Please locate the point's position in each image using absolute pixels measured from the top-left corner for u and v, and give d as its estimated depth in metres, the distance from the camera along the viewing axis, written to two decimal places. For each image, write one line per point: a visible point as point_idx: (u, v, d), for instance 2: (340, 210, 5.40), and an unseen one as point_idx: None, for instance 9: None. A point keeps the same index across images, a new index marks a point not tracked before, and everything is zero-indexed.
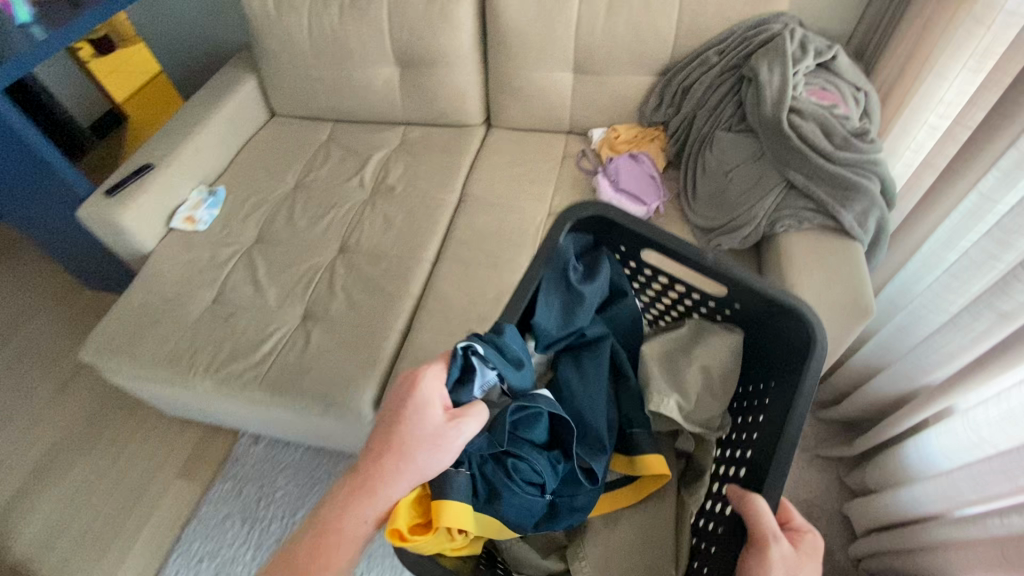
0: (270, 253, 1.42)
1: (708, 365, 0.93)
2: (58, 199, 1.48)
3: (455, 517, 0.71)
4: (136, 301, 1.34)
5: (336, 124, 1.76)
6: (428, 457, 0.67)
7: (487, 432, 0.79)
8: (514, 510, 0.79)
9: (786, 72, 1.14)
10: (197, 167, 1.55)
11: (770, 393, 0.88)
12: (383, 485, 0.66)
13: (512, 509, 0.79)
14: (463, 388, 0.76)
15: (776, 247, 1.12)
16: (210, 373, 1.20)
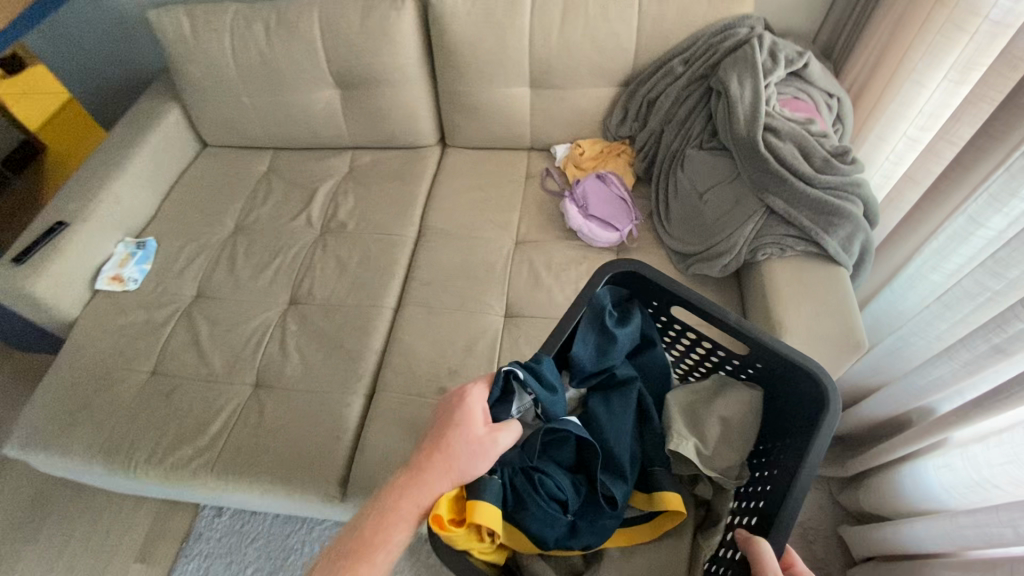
0: (213, 311, 1.28)
1: (728, 417, 0.86)
2: None
3: (490, 519, 0.67)
4: (64, 381, 1.20)
5: (276, 152, 1.61)
6: (468, 464, 0.64)
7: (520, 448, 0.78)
8: (536, 527, 0.74)
9: (758, 86, 1.06)
10: (121, 217, 1.39)
11: (777, 457, 0.82)
12: (423, 488, 0.62)
13: (535, 525, 0.74)
14: (502, 407, 0.75)
15: (758, 276, 1.05)
16: (154, 462, 1.08)
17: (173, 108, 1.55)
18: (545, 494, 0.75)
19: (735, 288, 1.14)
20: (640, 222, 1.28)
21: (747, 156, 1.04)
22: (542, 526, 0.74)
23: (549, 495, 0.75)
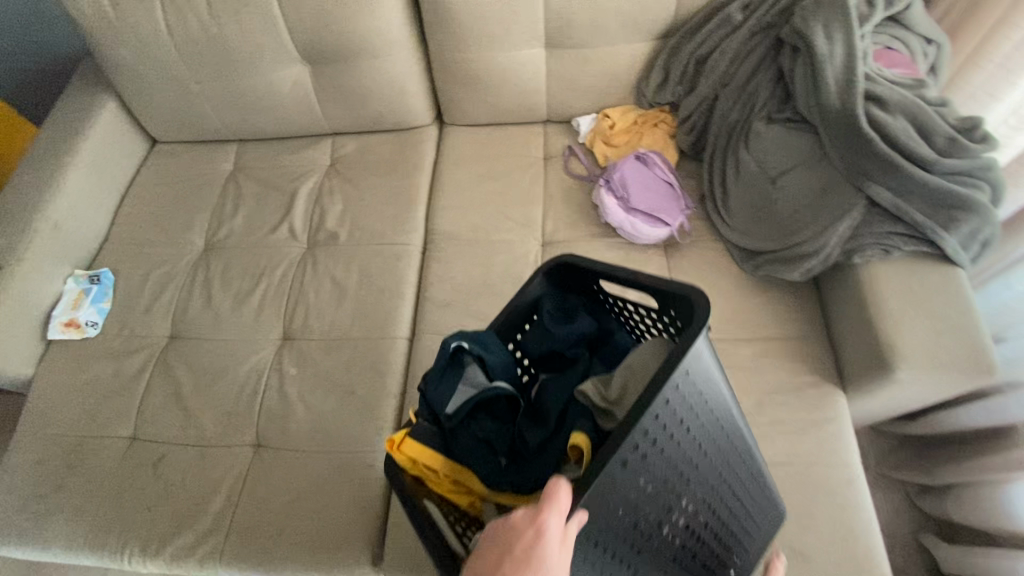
0: (192, 356, 1.08)
1: (632, 365, 0.62)
2: None
3: (415, 449, 0.67)
4: (28, 459, 1.01)
5: (241, 145, 1.35)
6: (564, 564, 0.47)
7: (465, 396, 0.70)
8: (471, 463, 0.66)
9: (853, 40, 0.84)
10: (65, 247, 1.15)
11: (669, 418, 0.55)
12: None
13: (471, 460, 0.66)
14: (440, 379, 0.70)
15: (852, 282, 0.86)
16: (150, 552, 0.91)
17: (108, 102, 1.26)
18: (469, 434, 0.67)
19: (813, 295, 0.97)
20: (694, 210, 1.07)
21: (842, 133, 0.83)
22: (469, 465, 0.66)
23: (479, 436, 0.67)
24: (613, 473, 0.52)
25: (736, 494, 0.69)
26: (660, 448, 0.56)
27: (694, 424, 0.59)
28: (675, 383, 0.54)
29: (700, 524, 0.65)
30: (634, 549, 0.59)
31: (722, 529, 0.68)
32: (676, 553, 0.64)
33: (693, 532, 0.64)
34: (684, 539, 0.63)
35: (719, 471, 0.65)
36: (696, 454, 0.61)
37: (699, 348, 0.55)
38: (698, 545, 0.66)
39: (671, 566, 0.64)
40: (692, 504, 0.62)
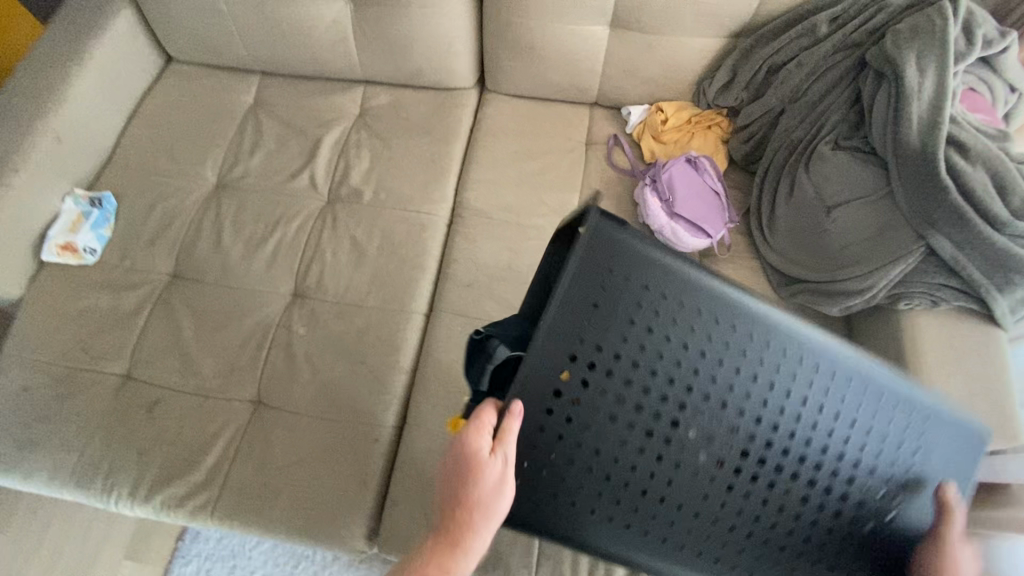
0: (196, 300, 1.03)
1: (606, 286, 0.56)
2: None
3: None
4: (13, 384, 0.96)
5: (264, 78, 1.25)
6: (498, 469, 0.51)
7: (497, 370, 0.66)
8: None
9: (946, 78, 0.80)
10: (65, 163, 1.07)
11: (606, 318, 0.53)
12: (478, 501, 0.52)
13: None
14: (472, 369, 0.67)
15: (891, 328, 0.84)
16: (140, 496, 0.90)
17: (124, 9, 1.15)
18: None
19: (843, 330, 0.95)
20: (736, 224, 1.03)
21: (916, 175, 0.80)
22: None
23: None
24: (545, 384, 0.53)
25: (821, 410, 0.55)
26: (607, 351, 0.53)
27: (666, 324, 0.54)
28: (590, 284, 0.53)
29: (763, 450, 0.54)
30: (662, 482, 0.53)
31: (818, 457, 0.55)
32: (741, 490, 0.54)
33: (753, 461, 0.53)
34: (742, 472, 0.53)
35: (763, 380, 0.54)
36: (698, 358, 0.54)
37: (603, 243, 0.53)
38: (775, 478, 0.54)
39: (748, 510, 0.54)
40: (721, 422, 0.53)
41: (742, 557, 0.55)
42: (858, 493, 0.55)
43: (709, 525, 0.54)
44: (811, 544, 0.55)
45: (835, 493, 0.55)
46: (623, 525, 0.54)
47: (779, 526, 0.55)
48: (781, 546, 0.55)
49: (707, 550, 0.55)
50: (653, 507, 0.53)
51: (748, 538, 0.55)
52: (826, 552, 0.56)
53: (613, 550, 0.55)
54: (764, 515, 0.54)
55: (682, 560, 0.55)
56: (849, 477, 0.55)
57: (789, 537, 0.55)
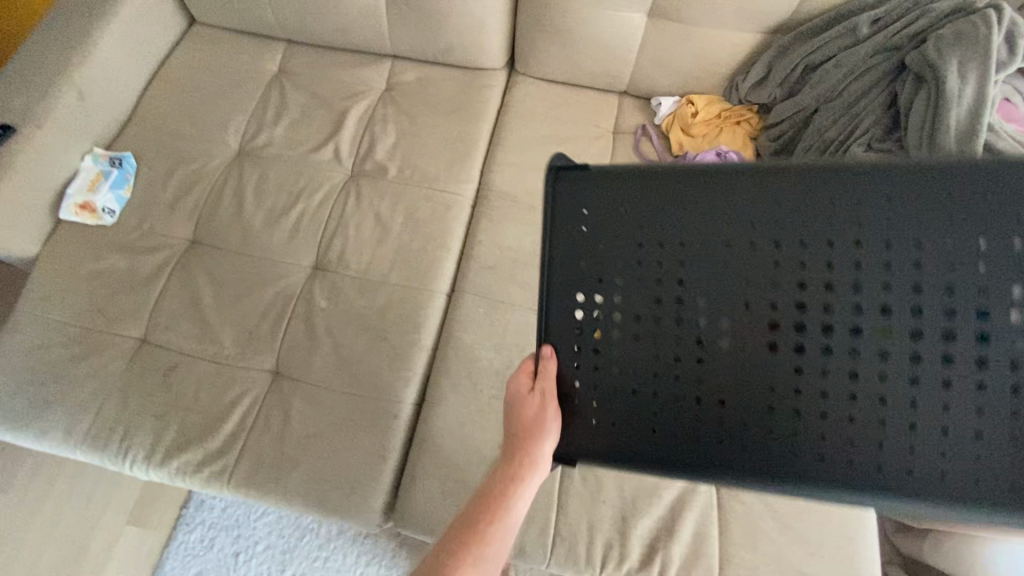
0: (215, 266, 1.02)
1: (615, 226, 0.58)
2: None
3: None
4: (27, 341, 0.96)
5: (290, 47, 1.23)
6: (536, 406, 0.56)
7: None
8: None
9: (988, 85, 0.80)
10: (86, 122, 1.06)
11: (608, 256, 0.54)
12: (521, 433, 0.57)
13: None
14: None
15: None
16: (155, 459, 0.89)
17: None
18: None
19: None
20: None
21: None
22: None
23: None
24: (567, 331, 0.56)
25: (886, 245, 0.44)
26: (608, 273, 0.54)
27: (659, 229, 0.52)
28: (579, 232, 0.56)
29: (819, 314, 0.46)
30: (711, 381, 0.49)
31: (900, 302, 0.43)
32: (809, 367, 0.46)
33: (810, 332, 0.46)
34: (803, 347, 0.46)
35: (787, 240, 0.48)
36: (703, 248, 0.50)
37: (574, 193, 0.56)
38: (846, 341, 0.45)
39: (835, 393, 0.45)
40: (749, 301, 0.48)
41: (875, 453, 0.44)
42: (986, 327, 0.41)
43: (798, 421, 0.46)
44: (953, 410, 0.42)
45: (950, 335, 0.42)
46: (697, 438, 0.49)
47: (889, 398, 0.43)
48: (911, 424, 0.43)
49: (818, 451, 0.45)
50: (719, 413, 0.49)
51: (859, 425, 0.44)
52: (986, 416, 0.41)
53: (706, 471, 0.49)
54: (861, 392, 0.44)
55: (799, 472, 0.46)
56: (958, 311, 0.42)
57: (919, 410, 0.43)
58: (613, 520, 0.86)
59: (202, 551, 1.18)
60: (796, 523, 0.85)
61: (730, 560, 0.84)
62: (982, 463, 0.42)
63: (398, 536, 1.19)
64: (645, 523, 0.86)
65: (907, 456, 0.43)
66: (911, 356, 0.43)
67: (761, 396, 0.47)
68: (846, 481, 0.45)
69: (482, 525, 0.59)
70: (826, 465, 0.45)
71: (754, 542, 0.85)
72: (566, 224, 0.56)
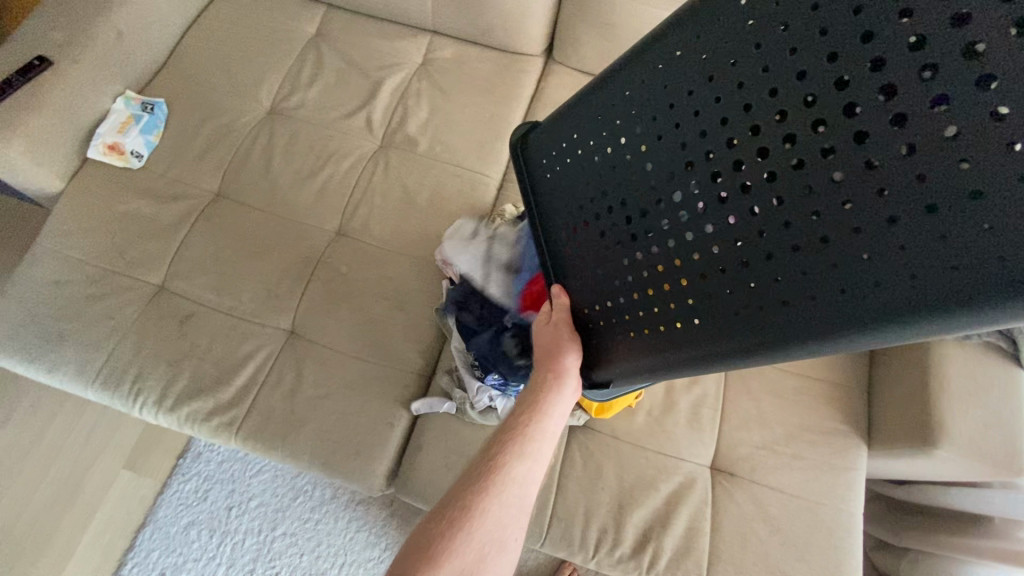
0: (238, 221, 1.02)
1: None
2: None
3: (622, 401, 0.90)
4: (46, 276, 0.96)
5: (329, 11, 1.23)
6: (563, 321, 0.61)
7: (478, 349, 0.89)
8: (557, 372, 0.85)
9: None
10: (121, 64, 1.06)
11: (556, 192, 0.61)
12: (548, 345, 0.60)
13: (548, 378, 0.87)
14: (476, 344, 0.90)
15: (923, 353, 0.88)
16: (165, 403, 0.90)
17: None
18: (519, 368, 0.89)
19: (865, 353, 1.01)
20: None
21: None
22: None
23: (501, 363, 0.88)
24: (555, 262, 0.62)
25: (768, 57, 0.36)
26: (580, 202, 0.57)
27: (596, 143, 0.54)
28: (540, 183, 0.64)
29: (728, 152, 0.39)
30: (674, 264, 0.45)
31: (790, 103, 0.35)
32: (733, 214, 0.39)
33: (723, 176, 0.40)
34: (727, 192, 0.40)
35: (682, 91, 0.43)
36: (627, 140, 0.49)
37: (531, 159, 0.67)
38: (755, 169, 0.37)
39: (776, 234, 0.37)
40: (671, 168, 0.44)
41: (752, 307, 0.39)
42: (892, 85, 0.30)
43: (751, 279, 0.39)
44: (894, 194, 0.30)
45: (853, 110, 0.32)
46: (681, 325, 0.45)
47: (822, 212, 0.34)
48: (860, 230, 0.32)
49: (783, 306, 0.37)
50: (687, 295, 0.44)
51: (802, 263, 0.35)
52: (941, 183, 0.28)
53: (692, 361, 0.45)
54: (720, 245, 0.41)
55: (779, 339, 0.38)
56: (856, 69, 0.31)
57: (860, 215, 0.32)
58: (610, 507, 0.88)
59: (196, 502, 1.19)
60: (787, 528, 0.88)
61: (719, 556, 0.86)
62: (975, 241, 0.27)
63: (391, 505, 1.21)
64: (640, 513, 0.88)
65: (878, 277, 0.31)
66: (823, 152, 0.33)
67: (660, 268, 0.47)
68: (793, 342, 0.37)
69: (521, 426, 0.59)
70: (805, 319, 0.36)
71: (744, 542, 0.87)
72: (532, 184, 0.66)
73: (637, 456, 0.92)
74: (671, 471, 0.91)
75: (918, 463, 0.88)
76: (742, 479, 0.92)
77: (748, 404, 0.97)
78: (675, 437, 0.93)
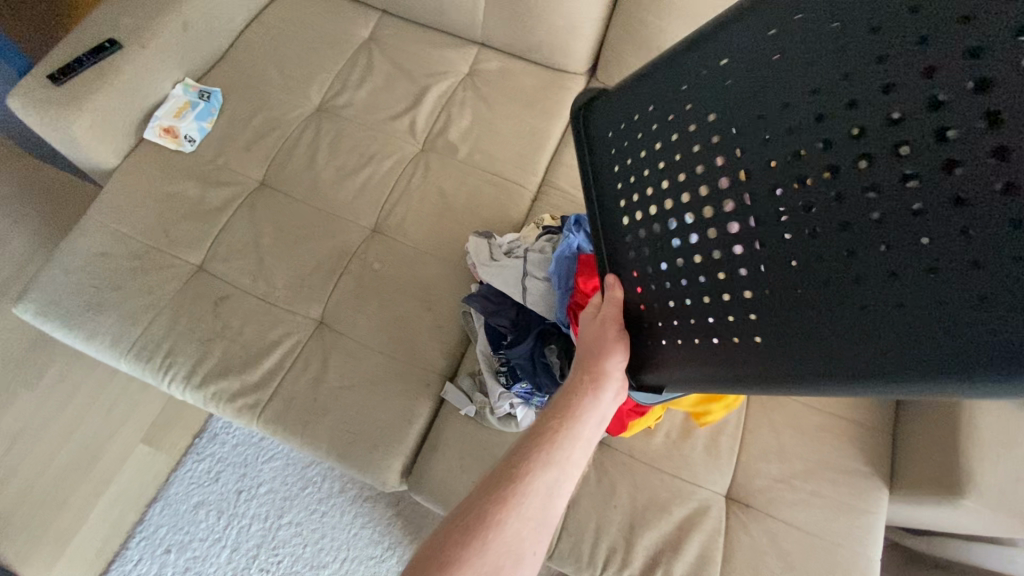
0: (279, 211, 1.05)
1: None
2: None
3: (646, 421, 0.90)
4: (93, 246, 1.00)
5: (383, 17, 1.27)
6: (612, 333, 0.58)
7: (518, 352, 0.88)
8: None
9: None
10: (185, 52, 1.11)
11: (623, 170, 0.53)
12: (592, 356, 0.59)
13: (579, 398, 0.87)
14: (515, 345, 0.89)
15: (953, 400, 0.86)
16: (193, 380, 0.92)
17: None
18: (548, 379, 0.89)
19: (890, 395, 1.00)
20: None
21: None
22: None
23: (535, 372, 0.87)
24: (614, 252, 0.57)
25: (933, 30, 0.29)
26: (634, 189, 0.52)
27: (674, 121, 0.46)
28: (605, 157, 0.56)
29: (825, 145, 0.34)
30: (738, 273, 0.41)
31: (952, 91, 0.28)
32: (821, 226, 0.35)
33: (814, 179, 0.35)
34: (822, 191, 0.34)
35: (773, 71, 0.37)
36: (699, 127, 0.44)
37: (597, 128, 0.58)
38: (887, 169, 0.31)
39: (907, 245, 0.31)
40: (766, 157, 0.38)
41: (859, 327, 0.34)
42: None
43: (838, 296, 0.35)
44: None
45: None
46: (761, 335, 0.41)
47: (974, 229, 0.28)
48: (980, 265, 0.28)
49: (872, 334, 0.33)
50: (768, 306, 0.40)
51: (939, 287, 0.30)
52: None
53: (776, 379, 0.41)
54: (828, 252, 0.35)
55: (858, 367, 0.35)
56: None
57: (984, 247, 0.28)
58: (621, 526, 0.87)
59: (208, 482, 1.20)
60: (800, 566, 0.86)
61: None
62: None
63: (397, 505, 1.21)
64: (652, 536, 0.87)
65: (996, 325, 0.28)
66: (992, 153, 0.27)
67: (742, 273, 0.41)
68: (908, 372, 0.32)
69: (549, 432, 0.60)
70: (893, 352, 0.33)
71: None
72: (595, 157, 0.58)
73: (652, 478, 0.91)
74: (685, 496, 0.90)
75: (940, 513, 0.86)
76: (756, 511, 0.90)
77: (767, 435, 0.96)
78: (692, 462, 0.92)
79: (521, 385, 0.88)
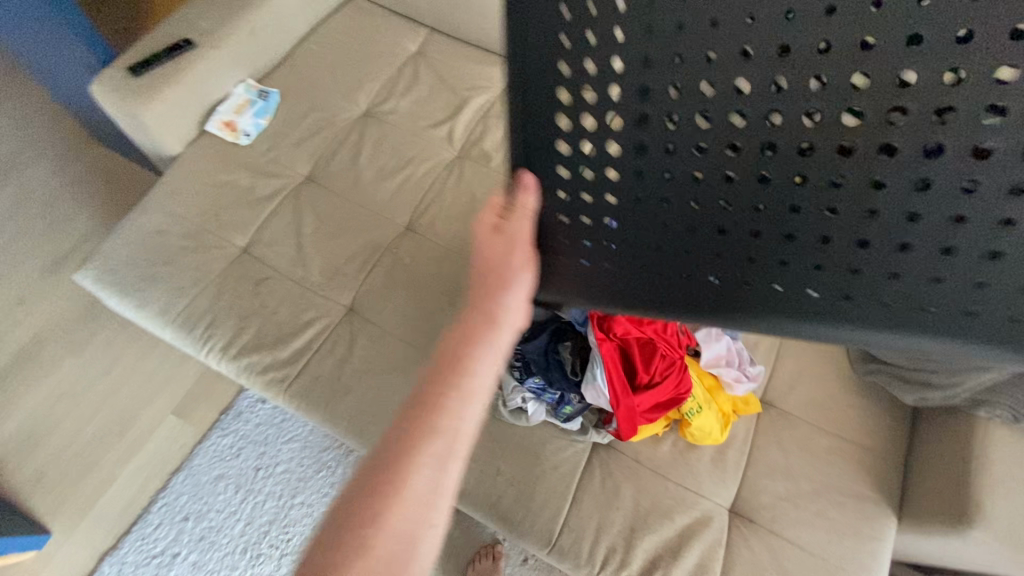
0: (321, 204, 1.13)
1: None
2: (79, 62, 1.20)
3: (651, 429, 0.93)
4: (151, 224, 1.09)
5: (431, 34, 1.36)
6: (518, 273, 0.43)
7: (531, 347, 0.92)
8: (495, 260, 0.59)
9: None
10: (250, 55, 1.21)
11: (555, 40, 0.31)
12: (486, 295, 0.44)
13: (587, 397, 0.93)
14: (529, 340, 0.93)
15: (965, 432, 0.87)
16: (228, 352, 0.99)
17: None
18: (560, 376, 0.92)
19: (904, 423, 1.00)
20: None
21: None
22: None
23: (547, 366, 0.92)
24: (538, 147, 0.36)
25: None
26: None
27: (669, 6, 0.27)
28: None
29: (896, 51, 0.24)
30: (686, 165, 0.31)
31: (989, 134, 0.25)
32: (754, 189, 0.31)
33: (827, 127, 0.27)
34: (865, 75, 0.25)
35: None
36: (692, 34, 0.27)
37: None
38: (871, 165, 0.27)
39: (837, 229, 0.30)
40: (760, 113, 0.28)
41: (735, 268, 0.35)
42: None
43: (782, 216, 0.31)
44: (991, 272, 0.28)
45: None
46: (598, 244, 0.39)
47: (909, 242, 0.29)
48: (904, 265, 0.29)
49: (807, 263, 0.32)
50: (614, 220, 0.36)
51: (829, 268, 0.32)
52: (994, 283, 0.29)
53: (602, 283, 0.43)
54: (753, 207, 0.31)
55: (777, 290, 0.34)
56: None
57: (993, 264, 0.28)
58: (622, 528, 0.89)
59: (229, 457, 1.25)
60: None
61: None
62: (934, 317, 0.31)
63: None
64: (652, 540, 0.88)
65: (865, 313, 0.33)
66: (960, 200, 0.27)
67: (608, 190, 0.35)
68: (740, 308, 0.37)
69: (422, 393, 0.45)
70: (800, 279, 0.33)
71: None
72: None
73: (657, 484, 0.92)
74: (688, 505, 0.91)
75: (947, 545, 0.85)
76: (759, 527, 0.91)
77: (775, 453, 0.96)
78: (697, 472, 0.94)
79: (532, 379, 0.92)
